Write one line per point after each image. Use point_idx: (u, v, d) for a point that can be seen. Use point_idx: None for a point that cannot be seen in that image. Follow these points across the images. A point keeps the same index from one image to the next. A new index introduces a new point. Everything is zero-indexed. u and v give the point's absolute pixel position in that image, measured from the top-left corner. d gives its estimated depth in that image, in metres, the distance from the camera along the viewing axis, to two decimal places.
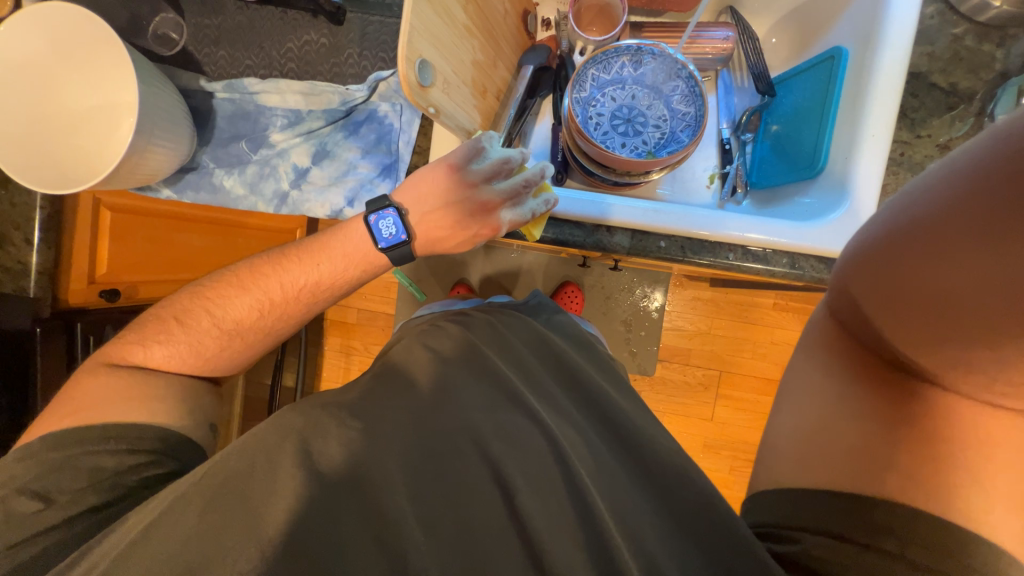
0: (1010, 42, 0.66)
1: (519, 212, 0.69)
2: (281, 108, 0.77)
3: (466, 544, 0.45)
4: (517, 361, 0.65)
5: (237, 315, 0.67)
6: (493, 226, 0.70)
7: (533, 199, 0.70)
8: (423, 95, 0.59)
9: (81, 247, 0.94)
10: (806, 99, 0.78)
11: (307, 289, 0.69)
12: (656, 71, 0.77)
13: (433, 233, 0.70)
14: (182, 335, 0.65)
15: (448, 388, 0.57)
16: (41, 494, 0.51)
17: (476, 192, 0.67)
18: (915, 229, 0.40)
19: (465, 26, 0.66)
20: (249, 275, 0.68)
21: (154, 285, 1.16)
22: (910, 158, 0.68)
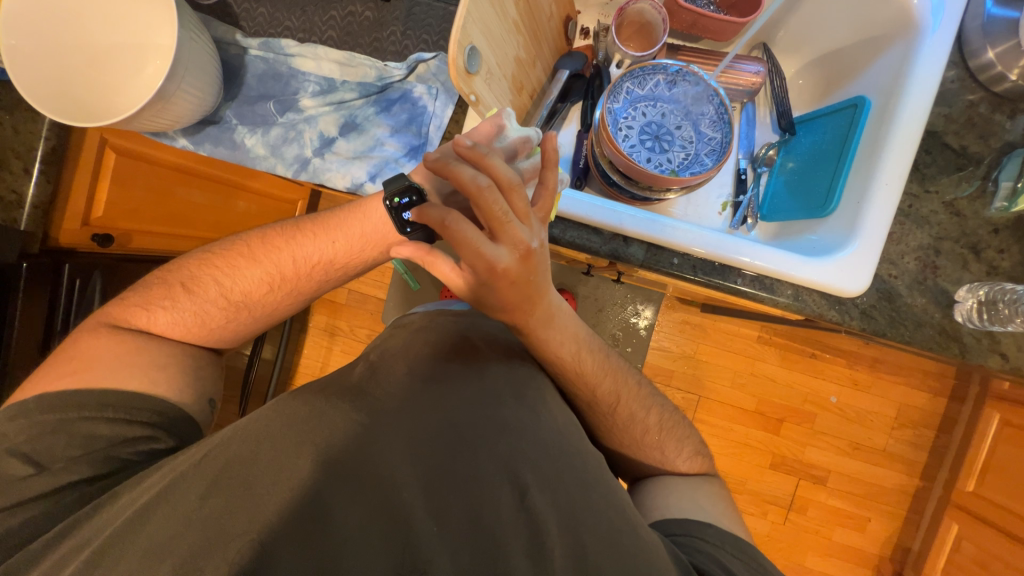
0: (1019, 115, 0.71)
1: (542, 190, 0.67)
2: (314, 75, 0.76)
3: (470, 538, 0.53)
4: (512, 369, 0.69)
5: (245, 287, 0.68)
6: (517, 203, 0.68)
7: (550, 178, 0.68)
8: (468, 81, 0.59)
9: (80, 184, 0.90)
10: (825, 142, 0.81)
11: (316, 266, 0.69)
12: (688, 93, 0.80)
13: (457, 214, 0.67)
14: (187, 304, 0.67)
15: (452, 381, 0.65)
16: (33, 459, 0.55)
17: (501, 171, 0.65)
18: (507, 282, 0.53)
19: (514, 20, 0.67)
20: (260, 248, 0.69)
21: (152, 237, 1.10)
22: (917, 211, 0.71)
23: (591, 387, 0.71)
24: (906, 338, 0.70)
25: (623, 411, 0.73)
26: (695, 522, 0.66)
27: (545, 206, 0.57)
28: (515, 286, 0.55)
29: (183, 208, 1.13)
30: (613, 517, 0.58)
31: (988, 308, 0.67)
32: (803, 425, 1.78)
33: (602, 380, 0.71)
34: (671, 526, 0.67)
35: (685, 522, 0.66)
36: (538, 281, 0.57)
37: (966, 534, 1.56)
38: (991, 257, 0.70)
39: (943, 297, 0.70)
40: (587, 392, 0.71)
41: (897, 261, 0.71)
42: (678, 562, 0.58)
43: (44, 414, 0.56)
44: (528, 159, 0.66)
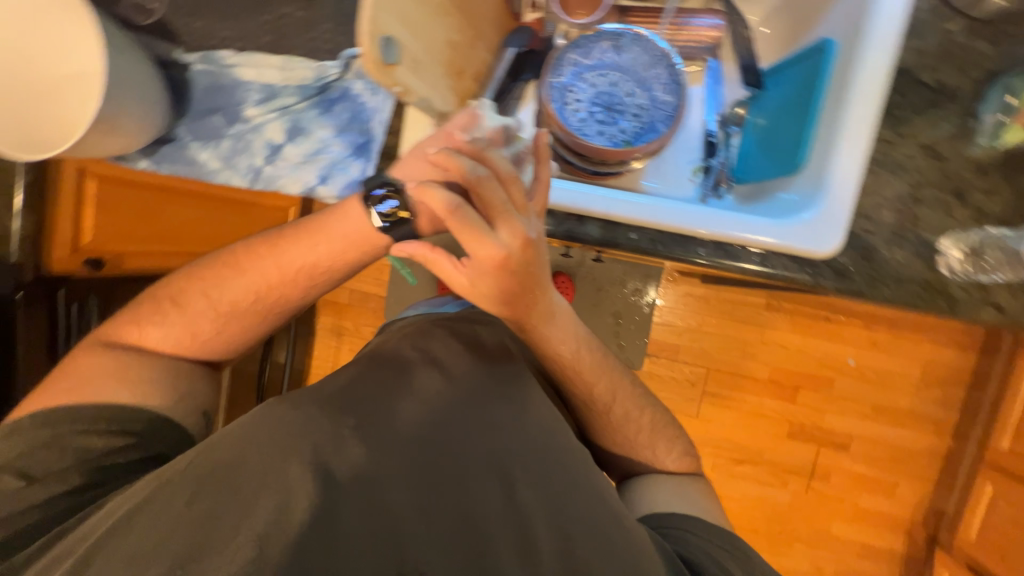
0: (1003, 40, 0.62)
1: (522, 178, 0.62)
2: (256, 82, 0.76)
3: (422, 532, 0.53)
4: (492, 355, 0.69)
5: (232, 298, 0.69)
6: None
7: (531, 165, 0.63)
8: (388, 73, 0.58)
9: (63, 214, 0.95)
10: (793, 93, 0.76)
11: (299, 271, 0.69)
12: (638, 58, 0.76)
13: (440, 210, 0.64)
14: (177, 318, 0.69)
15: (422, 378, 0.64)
16: (26, 473, 0.59)
17: None
18: (508, 270, 0.53)
19: (438, 4, 0.65)
20: (244, 258, 0.70)
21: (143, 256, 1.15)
22: (890, 158, 0.65)
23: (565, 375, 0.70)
24: (887, 297, 0.66)
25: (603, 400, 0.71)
26: (684, 518, 0.67)
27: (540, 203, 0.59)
28: (516, 277, 0.54)
29: (179, 225, 1.15)
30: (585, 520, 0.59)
31: (974, 258, 0.63)
32: (821, 391, 1.71)
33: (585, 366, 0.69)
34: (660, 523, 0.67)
35: (675, 519, 0.67)
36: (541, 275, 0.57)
37: (999, 494, 1.47)
38: (978, 201, 0.64)
39: (925, 249, 0.65)
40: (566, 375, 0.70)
41: (872, 214, 0.66)
42: (664, 555, 0.60)
43: (27, 434, 0.60)
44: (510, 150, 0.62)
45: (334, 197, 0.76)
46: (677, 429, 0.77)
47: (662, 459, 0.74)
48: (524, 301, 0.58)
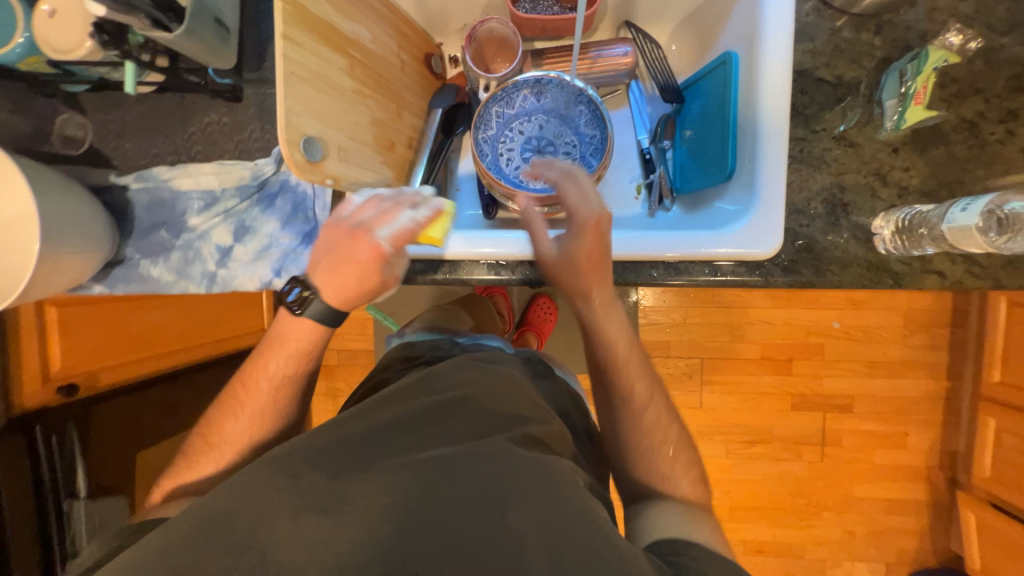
0: (887, 27, 0.66)
1: (395, 225, 0.59)
2: (195, 191, 0.77)
3: None
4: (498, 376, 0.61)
5: (230, 438, 0.62)
6: (374, 247, 0.58)
7: (409, 212, 0.60)
8: (316, 170, 0.60)
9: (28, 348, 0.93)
10: (711, 104, 0.79)
11: (289, 377, 0.64)
12: (559, 99, 0.78)
13: (342, 282, 0.60)
14: (187, 483, 0.60)
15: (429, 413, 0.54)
16: None
17: (351, 224, 0.60)
18: (597, 241, 0.63)
19: (354, 89, 0.67)
20: (238, 394, 0.64)
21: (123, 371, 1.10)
22: (809, 154, 0.68)
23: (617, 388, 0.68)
24: (835, 283, 0.69)
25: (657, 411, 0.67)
26: (711, 554, 0.52)
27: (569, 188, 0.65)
28: (597, 249, 0.63)
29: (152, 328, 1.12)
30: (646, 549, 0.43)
31: (904, 235, 0.64)
32: (814, 358, 1.74)
33: (629, 365, 0.67)
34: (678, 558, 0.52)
35: (697, 553, 0.53)
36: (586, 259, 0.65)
37: (1004, 426, 1.48)
38: (898, 178, 0.67)
39: (860, 231, 0.68)
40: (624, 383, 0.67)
41: (804, 208, 0.69)
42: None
43: None
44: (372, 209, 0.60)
45: None
46: (687, 437, 0.68)
47: (678, 480, 0.65)
48: (596, 279, 0.64)
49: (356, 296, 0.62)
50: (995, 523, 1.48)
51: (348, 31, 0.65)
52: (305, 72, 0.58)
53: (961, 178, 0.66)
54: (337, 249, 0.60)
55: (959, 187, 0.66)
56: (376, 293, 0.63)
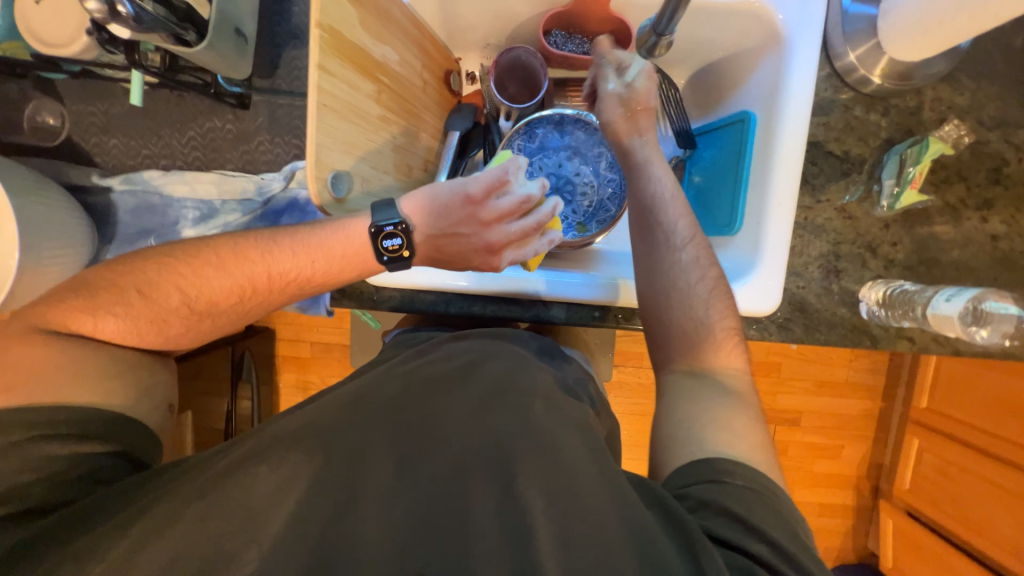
0: (893, 111, 0.71)
1: (522, 251, 0.66)
2: (190, 200, 0.71)
3: None
4: (500, 354, 0.59)
5: (210, 295, 0.56)
6: (493, 264, 0.66)
7: (539, 239, 0.67)
8: (340, 206, 0.57)
9: None
10: (723, 157, 0.81)
11: (289, 285, 0.58)
12: (581, 139, 0.79)
13: (441, 252, 0.64)
14: (140, 307, 0.54)
15: (427, 394, 0.52)
16: None
17: (488, 229, 0.63)
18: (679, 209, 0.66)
19: (379, 116, 0.64)
20: (231, 255, 0.58)
21: None
22: (811, 221, 0.73)
23: (688, 344, 0.59)
24: (822, 341, 0.74)
25: (731, 352, 0.58)
26: (746, 492, 0.46)
27: (637, 157, 0.68)
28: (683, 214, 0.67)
29: None
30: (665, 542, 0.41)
31: (889, 307, 0.71)
32: (771, 375, 1.85)
33: (692, 300, 0.61)
34: (708, 489, 0.47)
35: (733, 482, 0.47)
36: (665, 219, 0.65)
37: (927, 447, 1.64)
38: (886, 252, 0.73)
39: (848, 297, 0.74)
40: (685, 334, 0.59)
41: (802, 272, 0.73)
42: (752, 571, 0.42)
43: None
44: (519, 219, 0.65)
45: None
46: None
47: None
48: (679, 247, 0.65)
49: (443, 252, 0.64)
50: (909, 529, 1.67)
51: (377, 55, 0.61)
52: (336, 103, 0.54)
53: (938, 256, 0.73)
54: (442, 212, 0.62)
55: (935, 264, 0.73)
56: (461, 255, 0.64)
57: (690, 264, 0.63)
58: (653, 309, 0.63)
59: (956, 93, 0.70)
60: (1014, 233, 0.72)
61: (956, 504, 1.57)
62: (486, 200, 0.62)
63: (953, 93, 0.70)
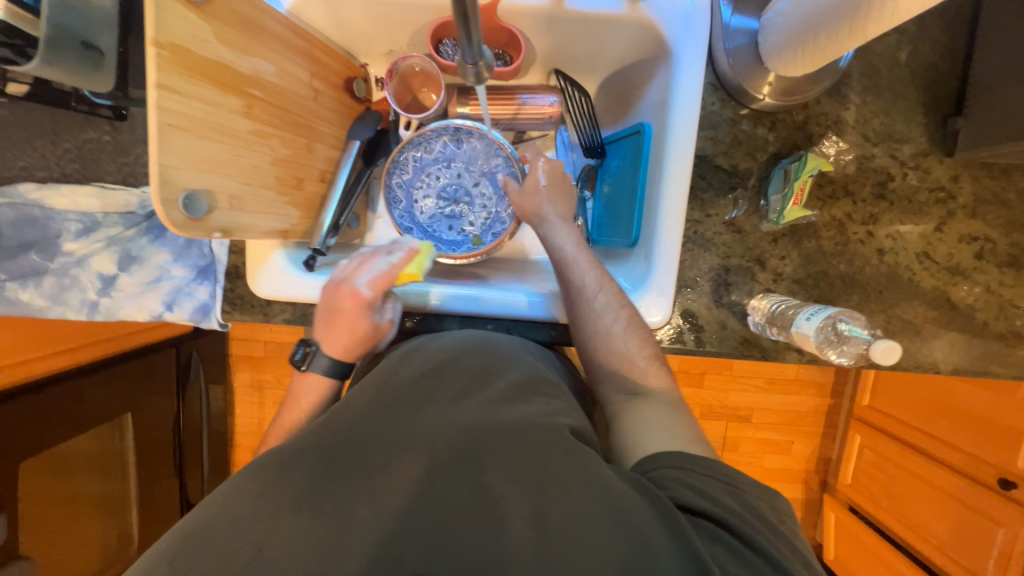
0: (779, 126, 0.72)
1: (371, 271, 0.64)
2: (71, 212, 0.69)
3: None
4: (475, 350, 0.62)
5: None
6: (355, 297, 0.64)
7: (383, 257, 0.66)
8: (200, 226, 0.56)
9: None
10: (626, 168, 0.81)
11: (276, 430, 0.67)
12: (479, 149, 0.79)
13: (334, 331, 0.66)
14: None
15: (407, 399, 0.54)
16: None
17: (338, 278, 0.66)
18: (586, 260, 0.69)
19: (253, 130, 0.63)
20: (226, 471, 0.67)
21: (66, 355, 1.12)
22: (701, 235, 0.73)
23: (623, 374, 0.65)
24: (714, 352, 0.75)
25: (657, 371, 0.64)
26: (710, 481, 0.50)
27: (542, 221, 0.72)
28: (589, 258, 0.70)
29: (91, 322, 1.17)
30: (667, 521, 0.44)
31: (772, 325, 0.70)
32: (724, 374, 1.80)
33: (613, 339, 0.66)
34: (677, 476, 0.50)
35: (699, 471, 0.51)
36: (575, 277, 0.68)
37: (868, 443, 1.68)
38: (775, 265, 0.74)
39: (738, 310, 0.74)
40: (617, 370, 0.65)
41: (693, 284, 0.74)
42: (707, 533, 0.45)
43: None
44: (360, 258, 0.67)
45: (186, 320, 0.73)
46: None
47: None
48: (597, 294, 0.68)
49: (354, 349, 0.67)
50: (850, 523, 1.72)
51: (246, 68, 0.60)
52: (187, 121, 0.53)
53: (825, 269, 0.74)
54: (331, 307, 0.65)
55: (823, 277, 0.74)
56: (374, 341, 0.68)
57: (606, 310, 0.66)
58: (586, 357, 0.68)
59: (841, 107, 0.71)
60: (899, 246, 0.74)
61: (894, 501, 1.58)
62: (339, 270, 0.68)
63: (838, 108, 0.71)
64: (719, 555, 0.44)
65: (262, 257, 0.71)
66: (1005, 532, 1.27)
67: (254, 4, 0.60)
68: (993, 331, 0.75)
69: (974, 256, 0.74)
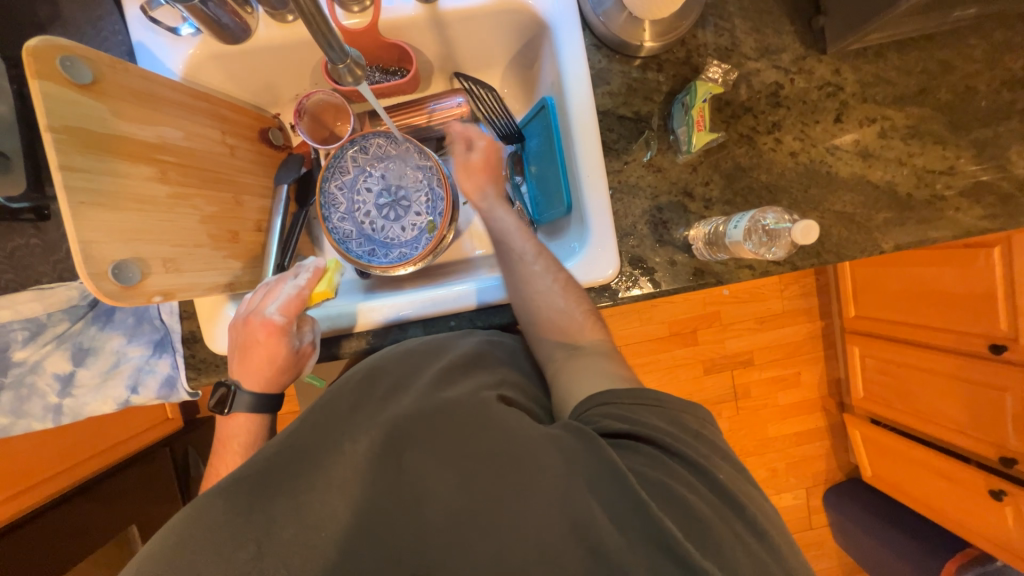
0: (666, 66, 0.76)
1: (281, 299, 0.68)
2: (15, 321, 0.67)
3: None
4: (409, 351, 0.65)
5: None
6: (270, 326, 0.66)
7: (292, 282, 0.69)
8: (136, 292, 0.57)
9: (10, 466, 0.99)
10: (543, 143, 0.84)
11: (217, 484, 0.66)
12: (387, 148, 0.81)
13: (253, 366, 0.67)
14: None
15: (339, 414, 0.57)
16: None
17: (249, 312, 0.68)
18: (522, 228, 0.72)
19: (174, 192, 0.64)
20: None
21: (98, 458, 1.19)
22: (626, 182, 0.77)
23: (564, 330, 0.65)
24: (671, 289, 0.77)
25: (593, 326, 0.65)
26: (636, 408, 0.52)
27: (482, 201, 0.75)
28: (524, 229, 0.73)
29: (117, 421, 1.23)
30: (591, 451, 0.47)
31: (712, 247, 0.73)
32: (713, 325, 1.81)
33: (551, 297, 0.66)
34: (600, 411, 0.52)
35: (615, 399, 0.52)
36: (514, 247, 0.70)
37: (866, 351, 1.69)
38: (702, 192, 0.77)
39: (681, 243, 0.76)
40: (557, 326, 0.65)
41: (632, 231, 0.77)
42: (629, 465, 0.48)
43: None
44: (269, 288, 0.70)
45: (155, 398, 0.73)
46: None
47: None
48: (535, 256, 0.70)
49: (278, 378, 0.69)
50: (877, 436, 1.71)
51: (152, 136, 0.62)
52: (99, 195, 0.55)
53: (749, 183, 0.77)
54: (245, 342, 0.67)
55: (749, 192, 0.77)
56: (296, 367, 0.70)
57: (543, 273, 0.67)
58: (526, 319, 0.67)
59: (718, 35, 0.76)
60: (809, 145, 0.78)
61: (907, 400, 1.59)
62: (247, 305, 0.70)
63: (713, 37, 0.76)
64: (637, 465, 0.48)
65: (213, 313, 0.72)
66: (1011, 398, 1.29)
67: (146, 77, 0.62)
68: (920, 199, 0.79)
69: (878, 135, 0.79)
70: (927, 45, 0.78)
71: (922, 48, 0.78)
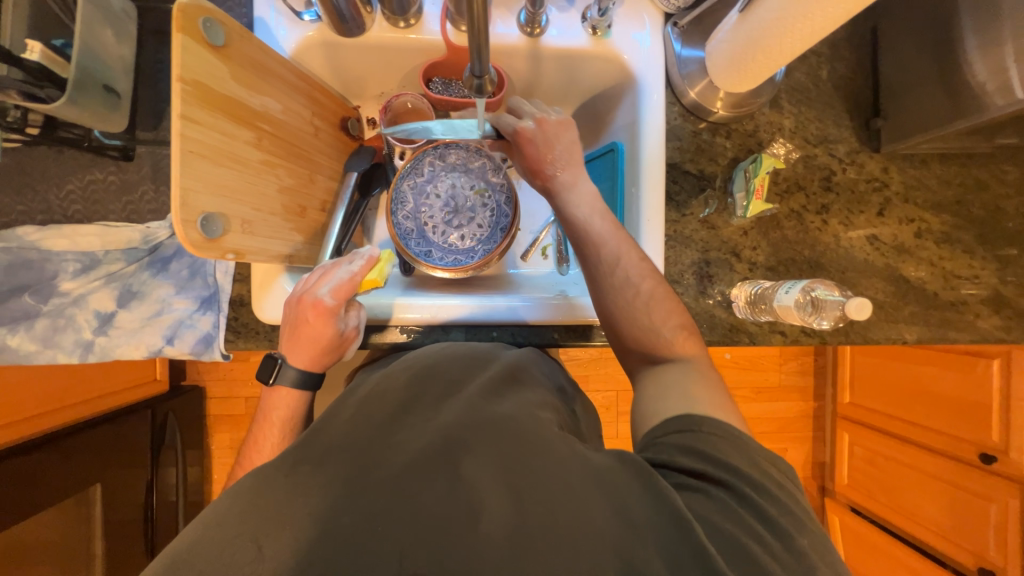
0: (733, 135, 0.82)
1: (334, 282, 0.68)
2: (71, 253, 0.69)
3: None
4: (458, 355, 0.66)
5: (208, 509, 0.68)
6: (320, 306, 0.67)
7: (345, 267, 0.69)
8: (214, 246, 0.58)
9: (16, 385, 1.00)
10: (604, 183, 0.89)
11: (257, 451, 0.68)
12: (464, 159, 0.86)
13: (301, 342, 0.68)
14: None
15: (390, 411, 0.56)
16: None
17: (303, 289, 0.68)
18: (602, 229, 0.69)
19: (264, 160, 0.67)
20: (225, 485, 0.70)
21: (85, 403, 1.19)
22: (680, 233, 0.81)
23: (644, 341, 0.65)
24: (707, 341, 0.79)
25: (684, 341, 0.64)
26: (726, 448, 0.51)
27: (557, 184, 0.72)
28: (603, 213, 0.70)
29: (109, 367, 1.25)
30: (653, 489, 0.48)
31: (753, 307, 0.77)
32: None
33: (634, 312, 0.66)
34: (685, 447, 0.52)
35: (702, 431, 0.52)
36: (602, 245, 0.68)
37: (856, 439, 1.72)
38: (748, 255, 0.81)
39: (722, 299, 0.80)
40: (636, 337, 0.66)
41: (679, 279, 0.80)
42: (711, 514, 0.47)
43: None
44: (325, 268, 0.70)
45: (188, 353, 0.72)
46: None
47: None
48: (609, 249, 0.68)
49: (321, 359, 0.70)
50: (856, 525, 1.72)
51: (256, 105, 0.65)
52: (205, 148, 0.57)
53: (792, 256, 0.82)
54: (295, 320, 0.68)
55: (792, 263, 0.82)
56: (339, 350, 0.71)
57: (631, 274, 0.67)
58: (600, 311, 0.69)
59: (781, 116, 0.83)
60: (851, 231, 0.83)
61: (891, 495, 1.61)
62: (303, 283, 0.70)
63: (779, 117, 0.83)
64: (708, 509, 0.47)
65: (266, 282, 0.73)
66: (996, 507, 1.31)
67: (264, 50, 0.66)
68: (946, 300, 0.84)
69: (914, 234, 0.84)
70: (967, 163, 0.85)
71: (962, 164, 0.85)
